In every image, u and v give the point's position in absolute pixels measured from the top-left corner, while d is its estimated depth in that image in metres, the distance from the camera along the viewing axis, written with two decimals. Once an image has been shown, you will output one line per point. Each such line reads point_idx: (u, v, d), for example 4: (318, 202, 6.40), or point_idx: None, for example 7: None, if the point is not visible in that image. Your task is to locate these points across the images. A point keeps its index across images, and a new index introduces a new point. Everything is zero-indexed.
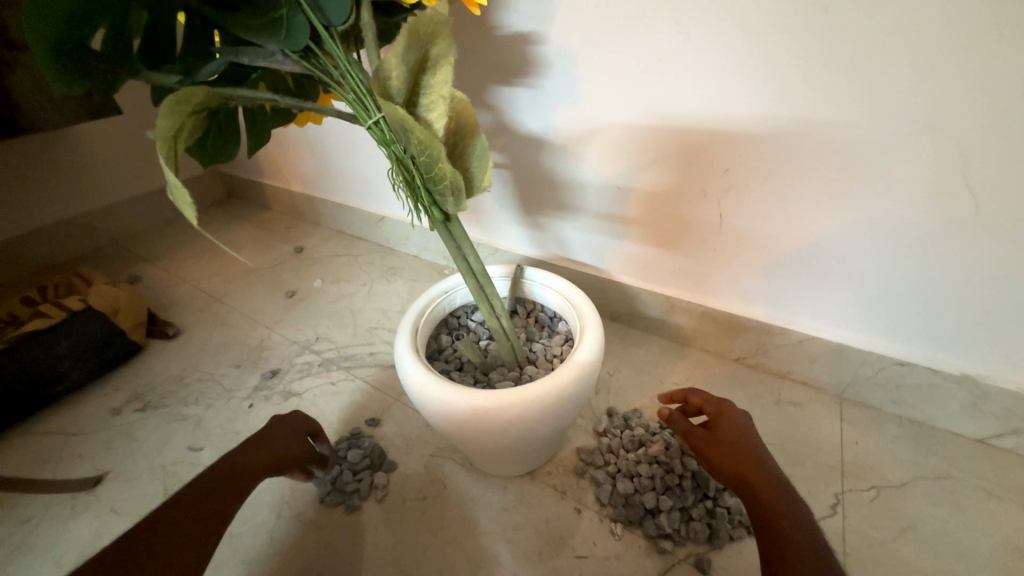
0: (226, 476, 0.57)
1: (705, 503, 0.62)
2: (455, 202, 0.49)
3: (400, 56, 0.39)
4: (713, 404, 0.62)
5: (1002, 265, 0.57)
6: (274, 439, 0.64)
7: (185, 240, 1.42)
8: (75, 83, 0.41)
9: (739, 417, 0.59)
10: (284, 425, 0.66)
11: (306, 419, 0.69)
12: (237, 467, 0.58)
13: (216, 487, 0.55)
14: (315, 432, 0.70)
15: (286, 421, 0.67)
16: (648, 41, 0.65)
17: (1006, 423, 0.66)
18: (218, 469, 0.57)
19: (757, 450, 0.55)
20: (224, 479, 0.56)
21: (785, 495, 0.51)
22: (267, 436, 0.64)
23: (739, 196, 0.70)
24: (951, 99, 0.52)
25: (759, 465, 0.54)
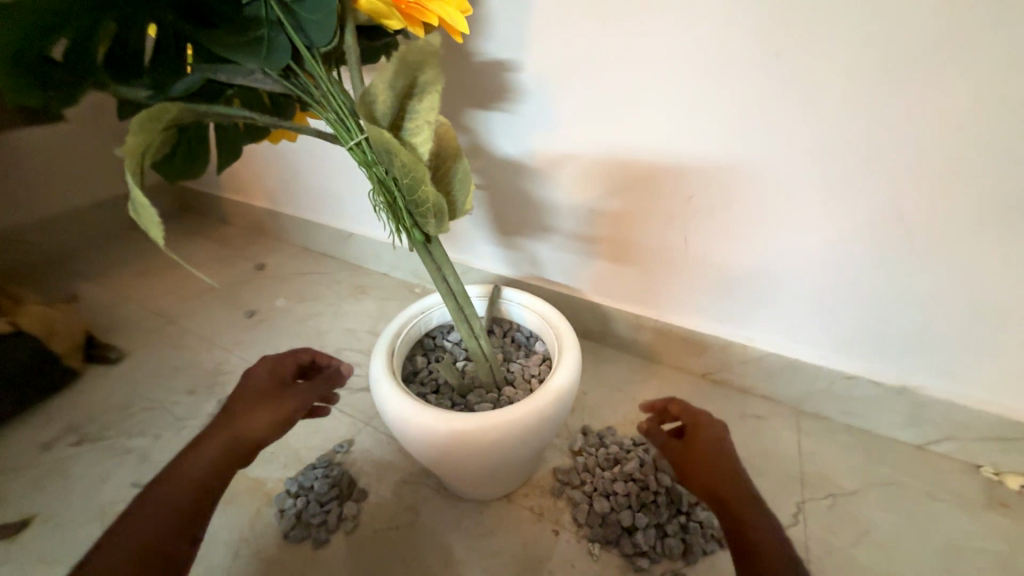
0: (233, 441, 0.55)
1: (679, 519, 0.63)
2: (437, 223, 0.50)
3: (388, 82, 0.39)
4: (690, 416, 0.63)
5: (932, 287, 0.64)
6: (260, 397, 0.58)
7: (132, 256, 1.33)
8: (31, 93, 0.39)
9: (716, 428, 0.61)
10: (267, 378, 0.60)
11: (288, 358, 0.63)
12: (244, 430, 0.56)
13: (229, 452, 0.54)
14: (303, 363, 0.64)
15: (270, 372, 0.61)
16: (618, 75, 0.69)
17: (941, 430, 0.72)
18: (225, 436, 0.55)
19: (731, 466, 0.57)
20: (214, 462, 0.53)
21: (756, 507, 0.53)
22: (253, 396, 0.58)
23: (703, 222, 0.74)
24: (886, 140, 0.58)
25: (732, 479, 0.56)
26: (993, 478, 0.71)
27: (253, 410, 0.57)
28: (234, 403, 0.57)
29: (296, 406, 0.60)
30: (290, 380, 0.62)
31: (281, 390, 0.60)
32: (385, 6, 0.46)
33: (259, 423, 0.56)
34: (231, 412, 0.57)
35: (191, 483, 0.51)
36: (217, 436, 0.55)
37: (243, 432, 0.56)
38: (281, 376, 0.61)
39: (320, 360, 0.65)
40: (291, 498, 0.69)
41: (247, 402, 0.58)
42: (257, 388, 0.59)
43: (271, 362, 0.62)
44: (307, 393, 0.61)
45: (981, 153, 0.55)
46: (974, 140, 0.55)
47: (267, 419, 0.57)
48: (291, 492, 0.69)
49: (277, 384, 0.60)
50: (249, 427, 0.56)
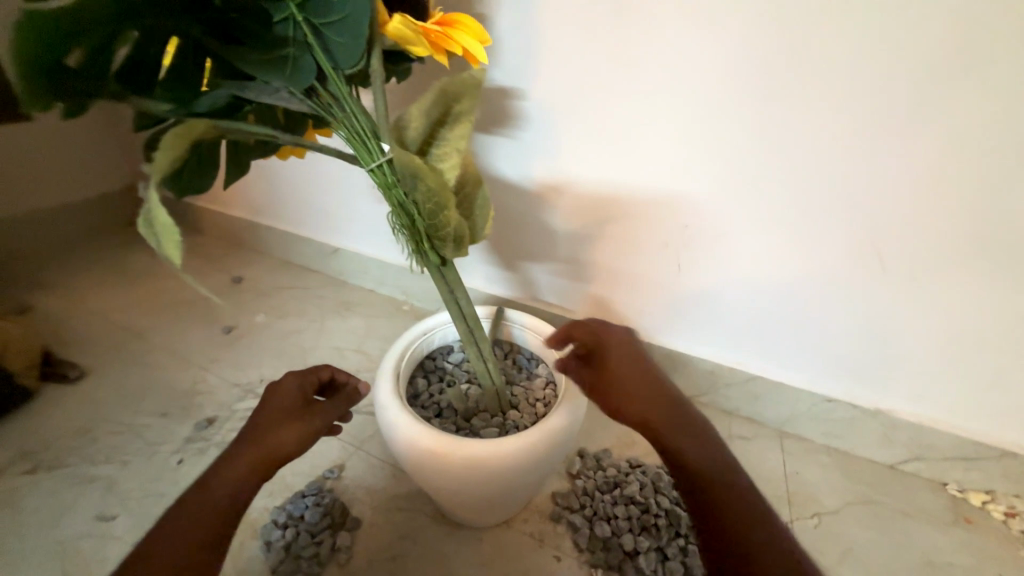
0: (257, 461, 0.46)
1: (678, 542, 0.64)
2: (455, 247, 0.50)
3: (424, 109, 0.41)
4: (594, 345, 0.59)
5: (906, 319, 0.68)
6: (283, 418, 0.50)
7: (94, 266, 1.24)
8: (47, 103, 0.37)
9: (620, 338, 0.58)
10: (290, 391, 0.52)
11: (312, 372, 0.56)
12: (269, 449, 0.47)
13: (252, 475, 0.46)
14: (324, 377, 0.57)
15: (293, 388, 0.53)
16: (620, 108, 0.71)
17: (911, 450, 0.77)
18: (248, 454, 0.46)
19: (655, 381, 0.56)
20: (237, 487, 0.44)
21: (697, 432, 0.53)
22: (274, 416, 0.50)
23: (698, 250, 0.77)
24: (868, 183, 0.62)
25: (663, 397, 0.55)
26: (958, 495, 0.76)
27: (275, 433, 0.48)
28: (252, 425, 0.49)
29: (321, 426, 0.51)
30: (313, 399, 0.54)
31: (305, 410, 0.51)
32: (412, 32, 0.45)
33: (285, 441, 0.48)
34: (255, 430, 0.48)
35: (211, 509, 0.43)
36: (233, 463, 0.46)
37: (264, 459, 0.47)
38: (305, 395, 0.53)
39: (342, 373, 0.58)
40: (279, 529, 0.65)
41: (269, 424, 0.49)
42: (279, 407, 0.51)
43: (293, 376, 0.54)
44: (332, 412, 0.53)
45: (951, 198, 0.60)
46: (946, 187, 0.60)
47: (292, 443, 0.48)
48: (279, 523, 0.66)
49: (302, 403, 0.52)
50: (271, 455, 0.47)
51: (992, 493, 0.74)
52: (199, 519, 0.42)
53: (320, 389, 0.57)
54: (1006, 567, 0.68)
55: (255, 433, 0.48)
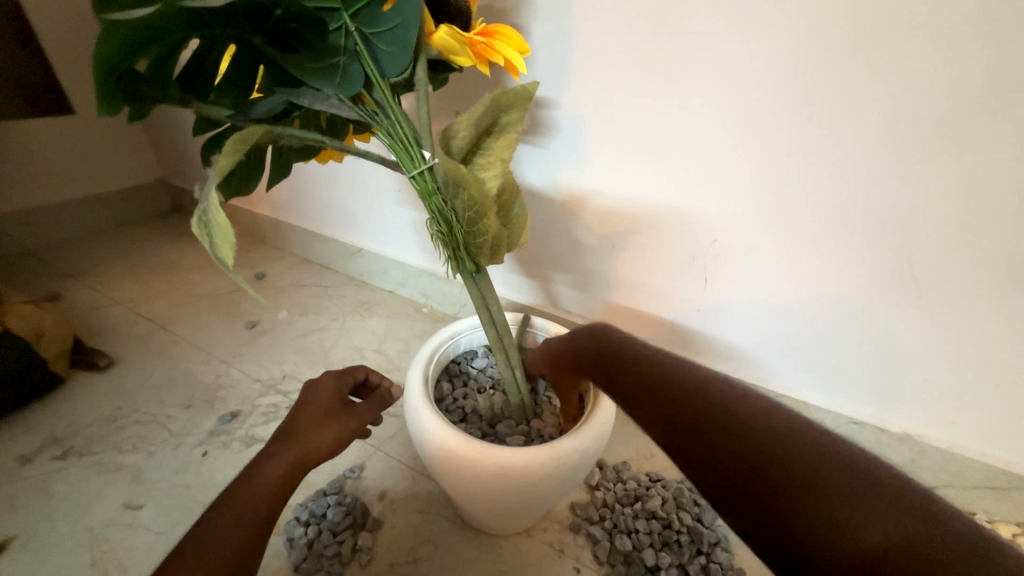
0: (296, 456, 0.47)
1: (700, 560, 0.63)
2: (491, 254, 0.50)
3: (472, 119, 0.41)
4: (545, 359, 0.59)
5: (942, 345, 0.66)
6: (322, 416, 0.51)
7: (123, 257, 1.27)
8: (116, 103, 0.40)
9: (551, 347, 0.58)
10: (327, 389, 0.54)
11: (347, 372, 0.57)
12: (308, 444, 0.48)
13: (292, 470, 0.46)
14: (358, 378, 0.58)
15: (331, 387, 0.54)
16: (651, 122, 0.71)
17: (939, 478, 0.75)
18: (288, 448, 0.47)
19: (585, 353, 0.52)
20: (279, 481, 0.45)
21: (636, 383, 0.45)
22: (313, 414, 0.51)
23: (724, 266, 0.76)
24: (907, 204, 0.61)
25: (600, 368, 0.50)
26: None
27: (314, 431, 0.49)
28: (291, 423, 0.50)
29: (357, 427, 0.52)
30: (348, 399, 0.55)
31: (342, 410, 0.53)
32: (456, 42, 0.46)
33: (323, 440, 0.49)
34: (295, 425, 0.49)
35: (254, 500, 0.43)
36: (275, 460, 0.46)
37: (303, 457, 0.47)
38: (341, 394, 0.54)
39: (375, 375, 0.60)
40: (301, 526, 0.66)
41: (307, 422, 0.50)
42: (317, 405, 0.52)
43: (330, 376, 0.55)
44: (367, 413, 0.54)
45: (997, 223, 0.57)
46: (991, 214, 0.57)
47: (330, 442, 0.49)
48: (301, 521, 0.66)
49: (339, 403, 0.53)
50: (310, 451, 0.48)
51: None
52: (240, 513, 0.42)
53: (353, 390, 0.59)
54: None
55: (293, 428, 0.49)
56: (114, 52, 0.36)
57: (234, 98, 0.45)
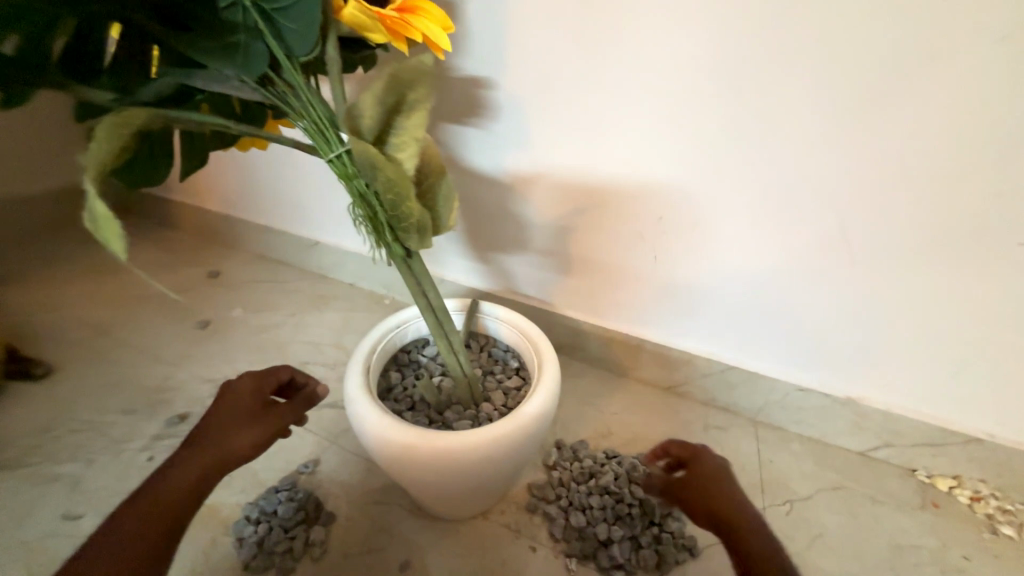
0: (213, 458, 0.51)
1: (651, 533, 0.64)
2: (419, 239, 0.49)
3: (376, 97, 0.40)
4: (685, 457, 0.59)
5: (884, 307, 0.68)
6: (242, 420, 0.54)
7: (66, 260, 1.22)
8: None
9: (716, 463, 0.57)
10: (249, 391, 0.56)
11: (270, 372, 0.59)
12: (226, 447, 0.52)
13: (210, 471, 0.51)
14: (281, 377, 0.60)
15: (252, 390, 0.56)
16: (591, 101, 0.70)
17: (881, 437, 0.77)
18: (206, 450, 0.51)
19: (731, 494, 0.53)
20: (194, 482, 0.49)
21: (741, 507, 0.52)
22: (233, 417, 0.54)
23: (670, 243, 0.77)
24: (835, 171, 0.62)
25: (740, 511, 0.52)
26: (926, 480, 0.76)
27: (233, 435, 0.53)
28: (208, 427, 0.53)
29: (280, 428, 0.57)
30: (271, 400, 0.58)
31: (264, 412, 0.56)
32: (365, 17, 0.44)
33: (241, 443, 0.53)
34: (214, 428, 0.53)
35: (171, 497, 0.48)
36: (187, 465, 0.50)
37: (221, 459, 0.52)
38: (264, 396, 0.57)
39: (299, 374, 0.61)
40: (251, 525, 0.65)
41: (227, 424, 0.53)
42: (238, 407, 0.55)
43: (250, 377, 0.57)
44: (290, 414, 0.58)
45: (917, 188, 0.59)
46: (911, 180, 0.59)
47: (250, 444, 0.53)
48: (252, 519, 0.66)
49: (260, 404, 0.56)
50: (228, 455, 0.52)
51: (958, 478, 0.75)
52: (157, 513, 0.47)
53: (276, 389, 0.61)
54: (969, 549, 0.69)
55: (212, 429, 0.53)
56: None
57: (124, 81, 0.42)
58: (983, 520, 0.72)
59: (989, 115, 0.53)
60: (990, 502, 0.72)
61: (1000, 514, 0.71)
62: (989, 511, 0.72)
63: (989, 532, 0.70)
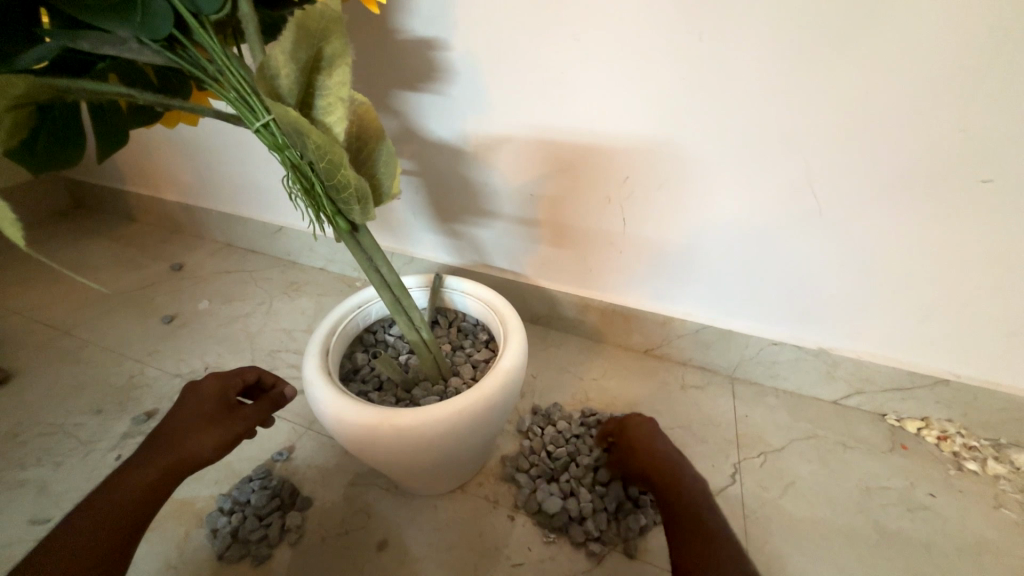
0: (167, 461, 0.47)
1: (625, 506, 0.64)
2: (362, 210, 0.46)
3: (289, 53, 0.35)
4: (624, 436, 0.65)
5: (854, 255, 0.67)
6: (201, 421, 0.50)
7: (19, 261, 1.16)
8: None
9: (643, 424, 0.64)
10: (212, 392, 0.53)
11: (236, 372, 0.56)
12: (185, 451, 0.48)
13: (168, 479, 0.47)
14: (247, 380, 0.57)
15: (215, 391, 0.53)
16: (550, 56, 0.66)
17: (853, 385, 0.78)
18: (160, 452, 0.47)
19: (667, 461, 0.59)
20: (149, 489, 0.45)
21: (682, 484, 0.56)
22: (192, 419, 0.50)
23: (639, 204, 0.75)
24: (799, 117, 0.60)
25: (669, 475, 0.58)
26: (895, 424, 0.78)
27: (192, 438, 0.49)
28: (167, 431, 0.49)
29: (243, 431, 0.53)
30: (235, 401, 0.54)
31: (227, 413, 0.52)
32: None
33: (200, 447, 0.49)
34: (173, 431, 0.49)
35: (122, 503, 0.44)
36: (143, 468, 0.46)
37: (177, 464, 0.47)
38: (228, 398, 0.54)
39: (268, 375, 0.58)
40: (224, 516, 0.64)
41: (187, 427, 0.49)
42: (198, 409, 0.51)
43: (213, 378, 0.54)
44: (255, 416, 0.54)
45: (882, 130, 0.57)
46: (877, 121, 0.57)
47: (208, 447, 0.49)
48: (225, 510, 0.65)
49: (223, 405, 0.53)
50: (187, 458, 0.48)
51: (926, 419, 0.77)
52: (104, 521, 0.42)
53: (245, 390, 0.58)
54: (935, 485, 0.71)
55: (170, 431, 0.49)
56: None
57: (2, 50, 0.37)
58: (949, 458, 0.74)
59: (956, 45, 0.51)
60: (957, 440, 0.74)
61: (965, 451, 0.73)
62: (955, 449, 0.74)
63: (955, 469, 0.72)
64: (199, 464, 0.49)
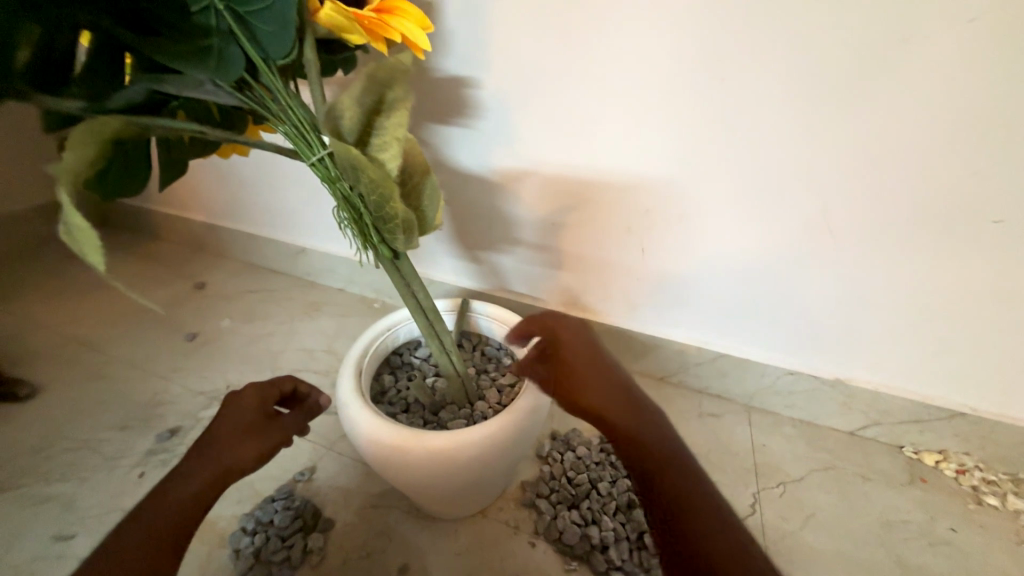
0: (210, 476, 0.48)
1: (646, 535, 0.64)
2: (406, 240, 0.49)
3: (355, 98, 0.39)
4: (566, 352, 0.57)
5: (871, 288, 0.69)
6: (243, 433, 0.51)
7: (48, 277, 1.19)
8: None
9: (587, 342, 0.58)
10: (253, 404, 0.53)
11: (273, 382, 0.57)
12: (227, 461, 0.50)
13: (214, 490, 0.49)
14: (282, 391, 0.58)
15: (253, 402, 0.53)
16: (576, 95, 0.70)
17: (870, 416, 0.79)
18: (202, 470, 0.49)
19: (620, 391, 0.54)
20: (195, 499, 0.47)
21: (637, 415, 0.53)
22: (235, 430, 0.51)
23: (658, 234, 0.77)
24: (813, 156, 0.63)
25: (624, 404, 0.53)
26: (913, 456, 0.78)
27: (234, 448, 0.50)
28: (208, 441, 0.50)
29: (281, 439, 0.54)
30: (273, 412, 0.56)
31: (266, 424, 0.54)
32: (345, 19, 0.43)
33: (242, 458, 0.51)
34: (216, 442, 0.50)
35: (173, 511, 0.46)
36: (189, 477, 0.48)
37: (218, 475, 0.49)
38: (266, 408, 0.54)
39: (301, 385, 0.59)
40: (248, 536, 0.65)
41: (230, 439, 0.51)
42: (239, 421, 0.52)
43: (254, 390, 0.54)
44: (292, 423, 0.56)
45: (895, 169, 0.60)
46: (888, 163, 0.60)
47: (249, 457, 0.51)
48: (248, 530, 0.65)
49: (263, 417, 0.54)
50: (229, 469, 0.50)
51: (944, 452, 0.77)
52: (157, 529, 0.45)
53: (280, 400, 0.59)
54: (956, 520, 0.71)
55: (213, 440, 0.50)
56: None
57: (95, 88, 0.40)
58: (968, 492, 0.74)
59: (962, 96, 0.54)
60: (975, 474, 0.74)
61: (984, 486, 0.74)
62: (974, 483, 0.74)
63: (975, 503, 0.72)
64: (240, 473, 0.51)
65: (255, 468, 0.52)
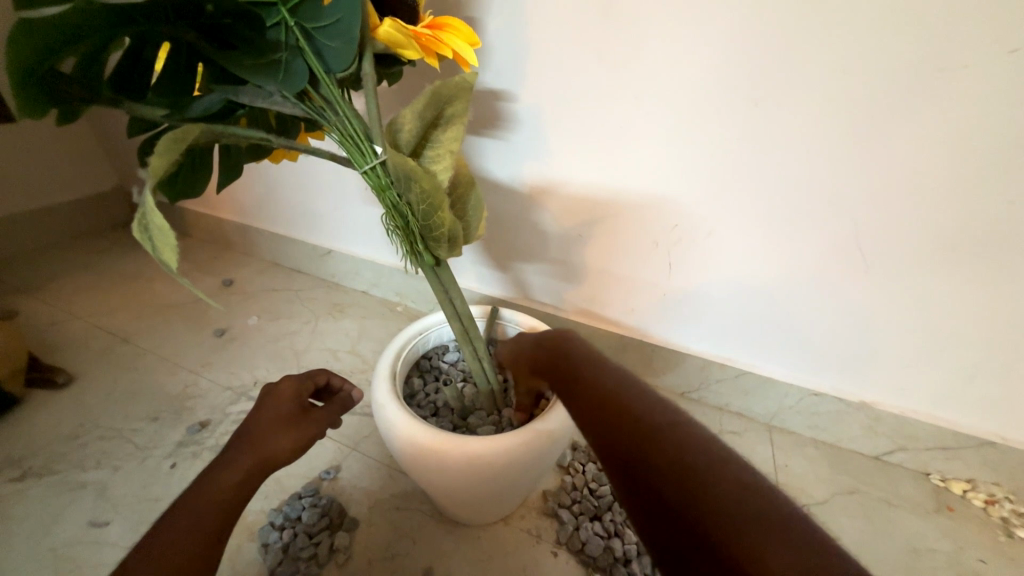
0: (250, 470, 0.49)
1: None
2: (449, 248, 0.50)
3: (417, 112, 0.41)
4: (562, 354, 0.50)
5: (901, 312, 0.68)
6: (281, 423, 0.53)
7: (84, 269, 1.23)
8: (40, 108, 0.38)
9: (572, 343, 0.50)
10: (289, 396, 0.56)
11: (306, 375, 0.60)
12: (267, 450, 0.51)
13: (253, 481, 0.49)
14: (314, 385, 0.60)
15: (291, 392, 0.56)
16: (610, 112, 0.72)
17: (896, 441, 0.78)
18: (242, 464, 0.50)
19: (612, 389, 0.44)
20: (237, 488, 0.48)
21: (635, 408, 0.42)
22: (273, 420, 0.53)
23: (685, 250, 0.78)
24: (847, 179, 0.63)
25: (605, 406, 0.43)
26: (939, 484, 0.77)
27: (273, 438, 0.52)
28: (249, 429, 0.52)
29: (316, 432, 0.56)
30: (308, 405, 0.58)
31: (302, 415, 0.55)
32: (404, 36, 0.45)
33: (281, 449, 0.52)
34: (256, 431, 0.52)
35: (214, 499, 0.46)
36: (233, 465, 0.49)
37: (259, 464, 0.50)
38: (301, 400, 0.57)
39: (331, 377, 0.62)
40: (276, 531, 0.66)
41: (268, 428, 0.52)
42: (276, 411, 0.54)
43: (290, 381, 0.58)
44: (326, 417, 0.57)
45: (930, 195, 0.60)
46: (923, 189, 0.60)
47: (287, 448, 0.52)
48: (276, 525, 0.67)
49: (298, 408, 0.56)
50: (269, 459, 0.51)
51: (972, 481, 0.76)
52: (200, 516, 0.44)
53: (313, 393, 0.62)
54: (985, 551, 0.69)
55: (252, 427, 0.52)
56: (31, 57, 0.34)
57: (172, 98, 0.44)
58: (997, 523, 0.72)
59: (1003, 125, 0.54)
60: (1005, 505, 0.73)
61: (1014, 517, 0.72)
62: (1004, 515, 0.73)
63: (1005, 535, 0.71)
64: (279, 463, 0.52)
65: (292, 459, 0.53)
